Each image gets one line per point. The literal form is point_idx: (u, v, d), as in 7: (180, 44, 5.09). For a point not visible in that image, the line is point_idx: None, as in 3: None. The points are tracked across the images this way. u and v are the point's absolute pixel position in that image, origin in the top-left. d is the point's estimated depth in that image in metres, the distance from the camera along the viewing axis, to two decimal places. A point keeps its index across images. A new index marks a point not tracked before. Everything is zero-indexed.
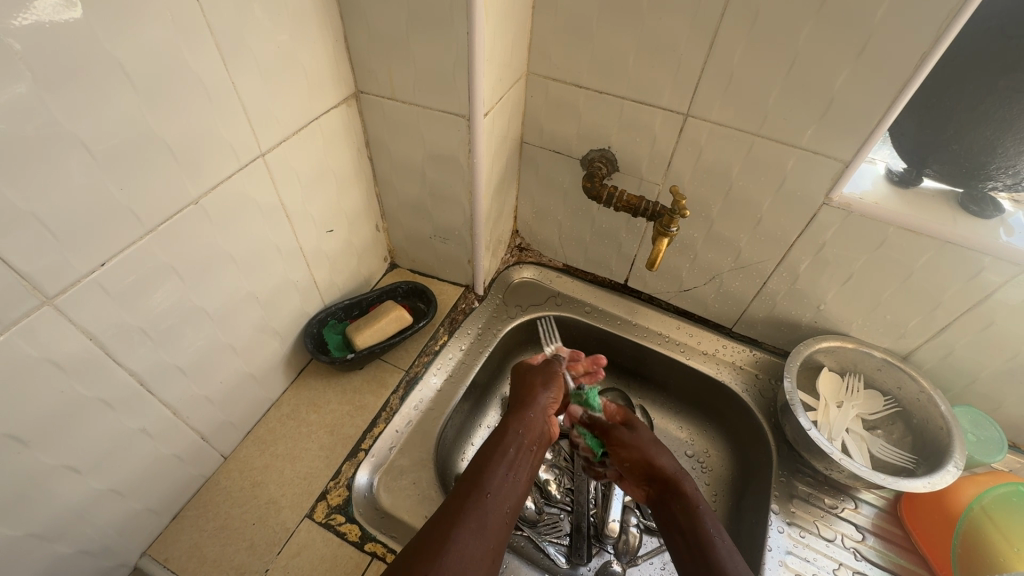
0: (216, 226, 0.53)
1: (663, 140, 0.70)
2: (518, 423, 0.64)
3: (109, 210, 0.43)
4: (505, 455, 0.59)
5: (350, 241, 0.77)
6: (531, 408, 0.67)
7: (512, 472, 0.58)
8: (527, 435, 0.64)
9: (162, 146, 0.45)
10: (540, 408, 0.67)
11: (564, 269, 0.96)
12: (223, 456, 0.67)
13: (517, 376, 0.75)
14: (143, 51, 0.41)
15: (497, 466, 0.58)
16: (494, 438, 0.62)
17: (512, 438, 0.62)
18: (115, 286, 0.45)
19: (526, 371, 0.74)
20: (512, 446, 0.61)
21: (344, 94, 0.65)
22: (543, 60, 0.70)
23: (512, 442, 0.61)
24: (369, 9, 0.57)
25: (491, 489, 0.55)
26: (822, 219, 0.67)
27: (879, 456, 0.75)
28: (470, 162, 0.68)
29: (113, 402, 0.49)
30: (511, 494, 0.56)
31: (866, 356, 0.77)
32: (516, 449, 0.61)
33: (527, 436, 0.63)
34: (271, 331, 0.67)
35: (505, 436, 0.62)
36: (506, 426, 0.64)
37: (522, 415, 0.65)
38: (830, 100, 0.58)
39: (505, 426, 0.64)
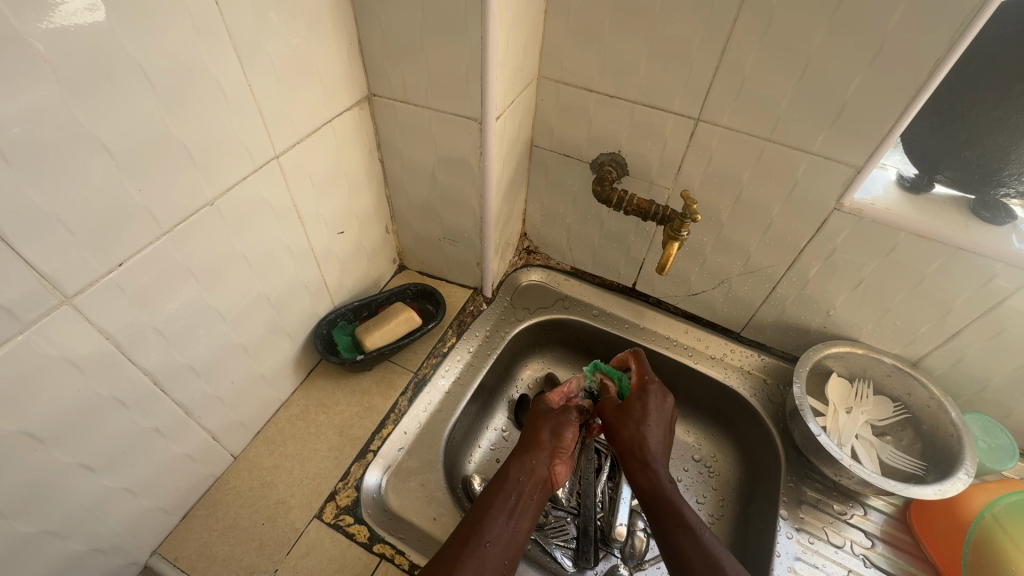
0: (230, 227, 0.53)
1: (673, 145, 0.70)
2: (518, 466, 0.61)
3: (128, 211, 0.43)
4: (499, 504, 0.57)
5: (360, 242, 0.77)
6: (533, 451, 0.64)
7: (516, 524, 0.56)
8: (531, 479, 0.61)
9: (179, 147, 0.45)
10: (546, 447, 0.64)
11: (572, 272, 0.97)
12: (233, 456, 0.67)
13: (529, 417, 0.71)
14: (162, 53, 0.41)
15: (495, 516, 0.56)
16: (496, 482, 0.60)
17: (513, 481, 0.60)
18: (131, 286, 0.45)
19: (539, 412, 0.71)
20: (512, 494, 0.58)
21: (357, 97, 0.65)
22: (554, 64, 0.71)
23: (512, 487, 0.59)
24: (383, 13, 0.58)
25: (489, 537, 0.54)
26: (833, 225, 0.67)
27: (889, 463, 0.75)
28: (481, 165, 0.68)
29: (127, 401, 0.49)
30: (516, 546, 0.55)
31: (876, 362, 0.77)
32: (516, 495, 0.58)
33: (532, 483, 0.61)
34: (282, 332, 0.67)
35: (513, 477, 0.60)
36: (505, 469, 0.61)
37: (523, 458, 0.63)
38: (842, 106, 0.58)
39: (508, 468, 0.61)
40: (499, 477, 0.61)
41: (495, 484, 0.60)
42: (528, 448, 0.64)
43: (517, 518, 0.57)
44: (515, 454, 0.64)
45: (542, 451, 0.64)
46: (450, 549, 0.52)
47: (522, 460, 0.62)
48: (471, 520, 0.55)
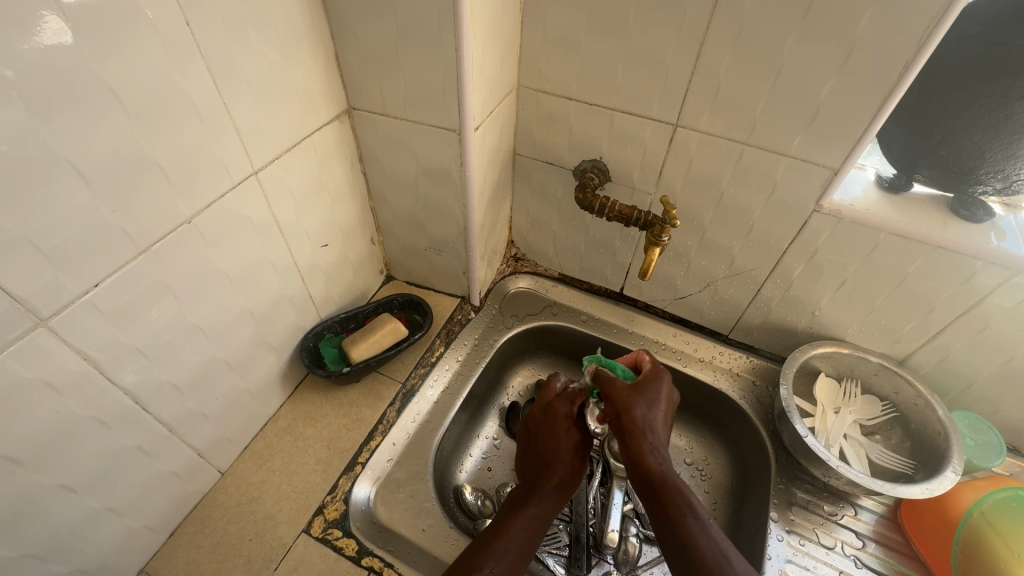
0: (210, 243, 0.53)
1: (654, 150, 0.71)
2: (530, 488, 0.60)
3: (103, 231, 0.43)
4: (521, 523, 0.56)
5: (346, 254, 0.78)
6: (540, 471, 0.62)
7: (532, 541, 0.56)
8: (558, 499, 0.60)
9: (155, 166, 0.45)
10: (569, 459, 0.62)
11: (560, 278, 0.97)
12: (220, 471, 0.67)
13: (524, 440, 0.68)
14: (133, 75, 0.41)
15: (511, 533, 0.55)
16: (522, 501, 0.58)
17: (539, 500, 0.58)
18: (109, 305, 0.46)
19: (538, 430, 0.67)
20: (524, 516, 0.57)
21: (336, 110, 0.66)
22: (532, 73, 0.71)
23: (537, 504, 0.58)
24: (360, 28, 0.58)
25: (510, 554, 0.53)
26: (814, 226, 0.67)
27: (878, 462, 0.74)
28: (462, 175, 0.69)
29: (109, 420, 0.49)
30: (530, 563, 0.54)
31: (863, 361, 0.77)
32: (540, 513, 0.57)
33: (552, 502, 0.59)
34: (267, 346, 0.67)
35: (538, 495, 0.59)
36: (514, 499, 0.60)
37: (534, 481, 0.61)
38: (817, 108, 0.58)
39: (538, 485, 0.60)
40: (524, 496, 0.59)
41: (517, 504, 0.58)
42: (548, 461, 0.62)
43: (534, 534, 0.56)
44: (538, 468, 0.62)
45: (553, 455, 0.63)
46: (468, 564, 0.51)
47: (543, 476, 0.61)
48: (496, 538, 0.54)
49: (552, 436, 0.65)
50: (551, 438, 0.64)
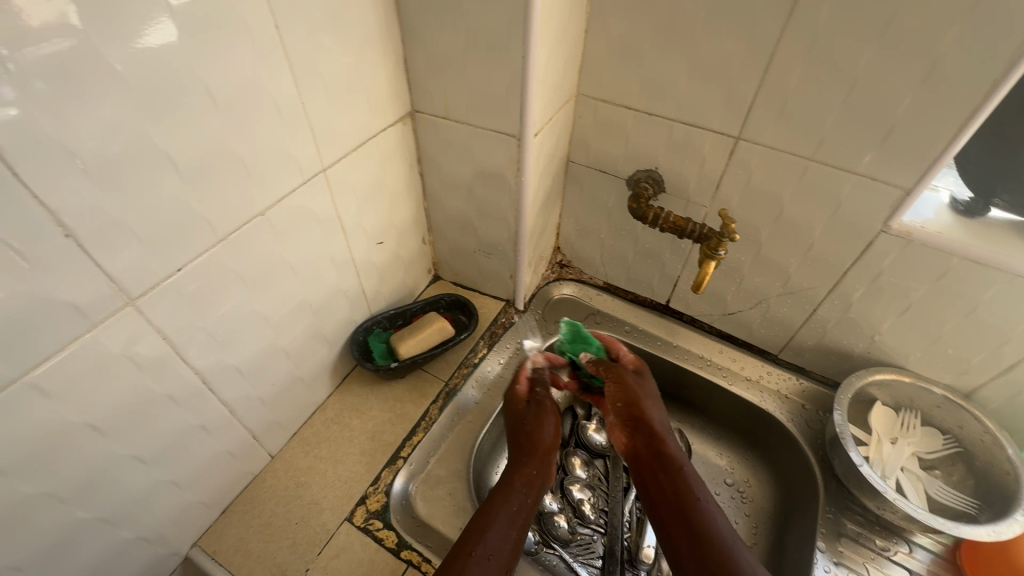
0: (278, 235, 0.56)
1: (712, 162, 0.70)
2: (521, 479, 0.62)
3: (189, 220, 0.46)
4: (502, 515, 0.57)
5: (398, 252, 0.79)
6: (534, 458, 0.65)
7: (511, 531, 0.56)
8: (532, 487, 0.62)
9: (237, 160, 0.48)
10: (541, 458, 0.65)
11: (605, 287, 0.97)
12: (271, 455, 0.70)
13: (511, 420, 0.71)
14: (226, 74, 0.44)
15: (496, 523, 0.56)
16: (497, 495, 0.60)
17: (516, 493, 0.60)
18: (188, 290, 0.48)
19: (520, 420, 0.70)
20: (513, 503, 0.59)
21: (401, 113, 0.68)
22: (593, 82, 0.71)
23: (514, 499, 0.59)
24: (429, 35, 0.60)
25: (494, 547, 0.54)
26: (879, 247, 0.65)
27: (937, 498, 0.70)
28: (518, 180, 0.69)
29: (179, 399, 0.52)
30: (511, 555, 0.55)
31: (924, 392, 0.73)
32: (519, 504, 0.59)
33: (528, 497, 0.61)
34: (320, 337, 0.70)
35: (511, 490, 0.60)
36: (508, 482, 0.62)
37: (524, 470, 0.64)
38: (891, 126, 0.56)
39: (510, 480, 0.62)
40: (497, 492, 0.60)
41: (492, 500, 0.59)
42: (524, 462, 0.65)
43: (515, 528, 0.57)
44: (510, 466, 0.64)
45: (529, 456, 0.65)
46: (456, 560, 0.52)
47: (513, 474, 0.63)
48: (474, 531, 0.55)
49: (527, 429, 0.69)
50: (528, 434, 0.68)
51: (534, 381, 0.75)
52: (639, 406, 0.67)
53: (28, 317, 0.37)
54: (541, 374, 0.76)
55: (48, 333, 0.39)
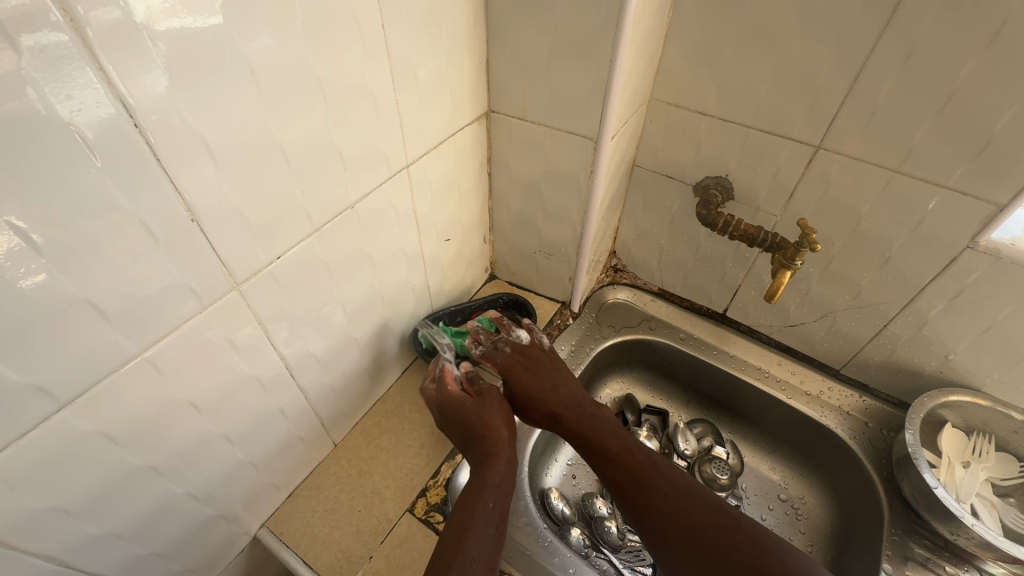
0: (362, 228, 0.57)
1: (788, 171, 0.69)
2: (495, 479, 0.56)
3: (291, 210, 0.47)
4: (482, 516, 0.52)
5: (461, 250, 0.81)
6: (500, 452, 0.59)
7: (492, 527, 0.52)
8: (506, 480, 0.57)
9: (336, 154, 0.49)
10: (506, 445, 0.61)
11: (659, 293, 0.96)
12: (334, 443, 0.71)
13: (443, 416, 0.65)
14: (335, 70, 0.45)
15: (478, 527, 0.51)
16: (469, 494, 0.54)
17: (491, 490, 0.55)
18: (283, 277, 0.50)
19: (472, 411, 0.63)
20: (491, 499, 0.54)
21: (477, 112, 0.69)
22: (668, 87, 0.71)
23: (490, 494, 0.54)
24: (514, 35, 0.61)
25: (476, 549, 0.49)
26: (964, 264, 0.63)
27: (1013, 528, 0.68)
28: (589, 183, 0.70)
29: (265, 382, 0.54)
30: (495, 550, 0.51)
31: (1002, 418, 0.70)
32: (495, 500, 0.54)
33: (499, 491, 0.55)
34: (387, 329, 0.71)
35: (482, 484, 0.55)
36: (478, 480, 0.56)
37: (491, 467, 0.57)
38: (989, 140, 0.54)
39: (482, 479, 0.56)
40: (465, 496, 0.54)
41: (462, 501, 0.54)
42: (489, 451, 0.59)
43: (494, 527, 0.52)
44: (476, 466, 0.58)
45: (495, 443, 0.60)
46: (438, 573, 0.47)
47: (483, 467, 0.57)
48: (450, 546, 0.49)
49: (481, 420, 0.62)
50: (486, 425, 0.61)
51: (471, 381, 0.69)
52: (534, 393, 0.66)
53: (152, 297, 0.39)
54: (471, 372, 0.71)
55: (167, 313, 0.41)
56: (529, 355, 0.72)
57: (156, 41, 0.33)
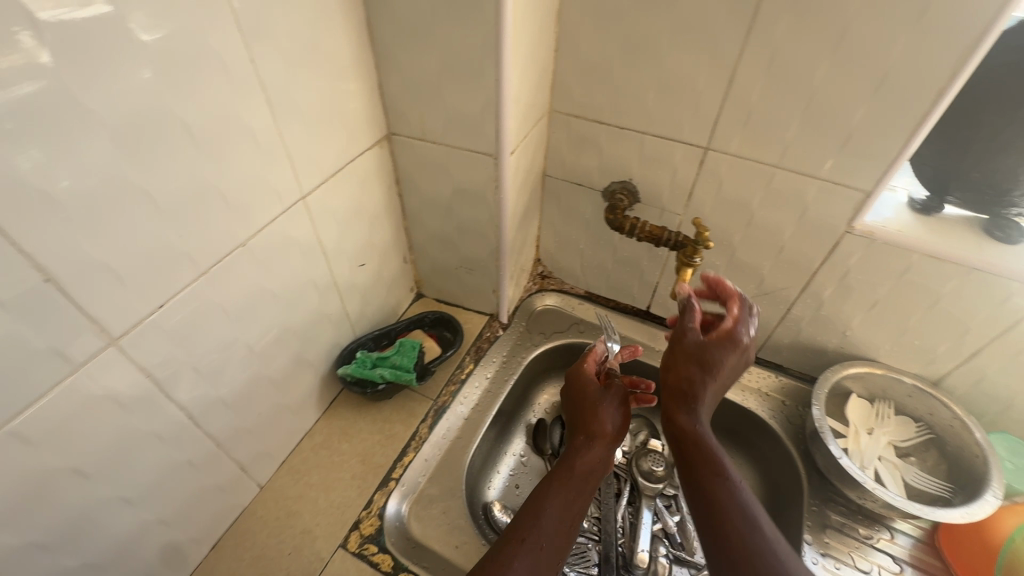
0: (260, 264, 0.56)
1: (684, 172, 0.72)
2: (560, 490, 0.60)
3: (170, 256, 0.45)
4: (532, 533, 0.55)
5: (380, 273, 0.80)
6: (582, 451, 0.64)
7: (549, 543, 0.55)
8: (578, 491, 0.61)
9: (216, 194, 0.48)
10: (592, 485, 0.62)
11: (586, 296, 0.98)
12: (260, 485, 0.69)
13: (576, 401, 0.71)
14: (202, 108, 0.44)
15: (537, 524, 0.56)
16: (528, 509, 0.58)
17: (550, 513, 0.57)
18: (170, 325, 0.48)
19: (600, 398, 0.70)
20: (548, 503, 0.58)
21: (377, 136, 0.68)
22: (565, 98, 0.73)
23: (553, 508, 0.58)
24: (402, 58, 0.61)
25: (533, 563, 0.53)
26: (845, 247, 0.68)
27: (915, 485, 0.73)
28: (496, 197, 0.71)
29: (164, 435, 0.51)
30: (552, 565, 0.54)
31: (896, 382, 0.76)
32: (560, 513, 0.58)
33: (568, 519, 0.58)
34: (306, 362, 0.69)
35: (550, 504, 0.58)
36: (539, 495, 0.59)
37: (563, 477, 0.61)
38: (849, 133, 0.59)
39: (541, 501, 0.59)
40: (527, 510, 0.58)
41: (524, 514, 0.57)
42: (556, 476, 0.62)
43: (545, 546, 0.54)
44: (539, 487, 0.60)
45: (572, 476, 0.62)
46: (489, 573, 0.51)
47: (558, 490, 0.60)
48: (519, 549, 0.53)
49: (593, 415, 0.68)
50: (594, 420, 0.68)
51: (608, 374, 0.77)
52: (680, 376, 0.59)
53: (6, 364, 0.37)
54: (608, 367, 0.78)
55: (28, 379, 0.38)
56: (723, 340, 0.59)
57: (19, 84, 0.32)
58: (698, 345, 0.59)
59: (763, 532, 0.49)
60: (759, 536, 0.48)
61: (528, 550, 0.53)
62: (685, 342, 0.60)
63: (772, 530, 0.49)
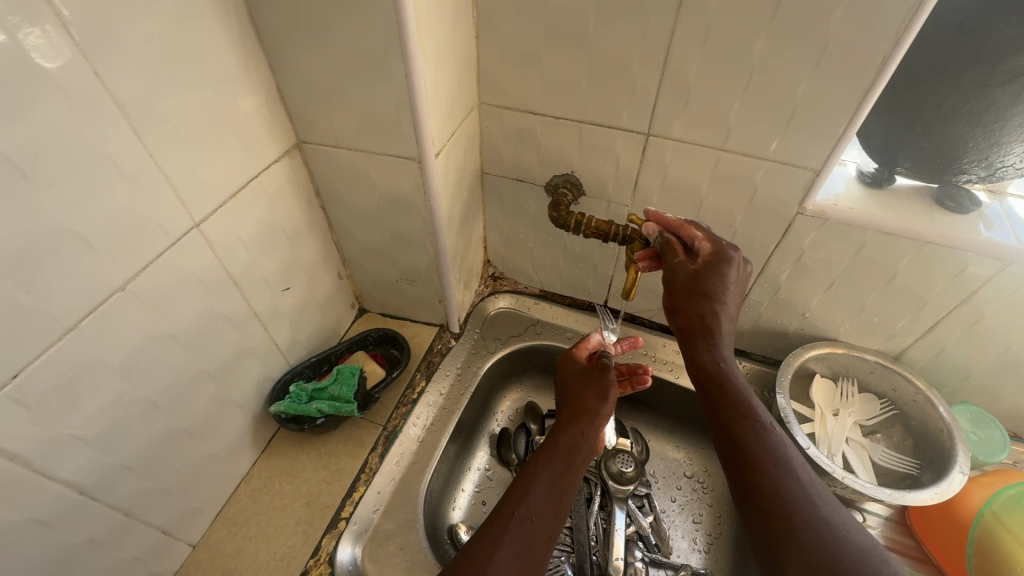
0: (151, 307, 0.49)
1: (627, 161, 0.67)
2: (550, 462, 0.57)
3: (18, 318, 0.38)
4: (521, 515, 0.51)
5: (310, 294, 0.72)
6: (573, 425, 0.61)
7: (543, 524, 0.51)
8: (572, 462, 0.58)
9: (74, 237, 0.41)
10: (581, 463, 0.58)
11: (541, 294, 0.93)
12: (192, 545, 0.62)
13: (564, 388, 0.68)
14: (36, 140, 0.37)
15: (521, 500, 0.52)
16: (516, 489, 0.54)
17: (540, 486, 0.54)
18: (35, 396, 0.41)
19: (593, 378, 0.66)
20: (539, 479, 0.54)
21: (284, 146, 0.61)
22: (493, 89, 0.67)
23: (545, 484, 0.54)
24: (299, 58, 0.54)
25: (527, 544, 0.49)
26: (799, 228, 0.65)
27: (882, 464, 0.72)
28: (427, 204, 0.64)
29: (49, 519, 0.44)
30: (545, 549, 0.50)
31: (858, 360, 0.75)
32: (549, 485, 0.54)
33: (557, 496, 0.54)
34: (231, 404, 0.63)
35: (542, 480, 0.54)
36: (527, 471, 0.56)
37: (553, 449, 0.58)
38: (793, 110, 0.55)
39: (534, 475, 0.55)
40: (517, 485, 0.54)
41: (514, 490, 0.54)
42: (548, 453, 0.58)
43: (536, 526, 0.50)
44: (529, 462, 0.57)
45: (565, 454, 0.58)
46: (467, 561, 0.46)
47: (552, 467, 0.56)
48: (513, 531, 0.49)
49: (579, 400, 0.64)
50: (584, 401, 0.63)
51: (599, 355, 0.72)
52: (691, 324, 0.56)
53: None
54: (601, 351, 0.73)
55: None
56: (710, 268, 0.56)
57: None
58: (688, 276, 0.57)
59: (798, 478, 0.45)
60: (792, 480, 0.44)
61: (524, 531, 0.50)
62: (678, 278, 0.57)
63: (804, 472, 0.45)
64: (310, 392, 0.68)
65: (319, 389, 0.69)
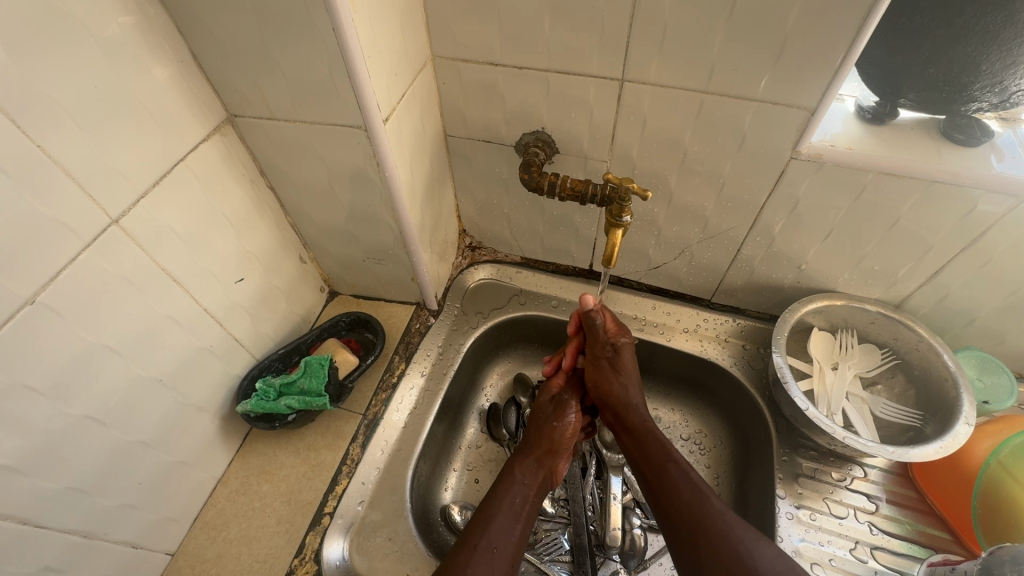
0: (75, 319, 0.44)
1: (601, 112, 0.60)
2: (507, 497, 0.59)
3: None
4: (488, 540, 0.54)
5: (270, 283, 0.67)
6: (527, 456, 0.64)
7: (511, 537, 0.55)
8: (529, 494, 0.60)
9: None
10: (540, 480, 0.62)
11: (523, 262, 0.88)
12: (170, 553, 0.60)
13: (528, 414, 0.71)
14: None
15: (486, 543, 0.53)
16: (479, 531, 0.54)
17: (502, 530, 0.55)
18: None
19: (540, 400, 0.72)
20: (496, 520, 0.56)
21: (212, 122, 0.54)
22: (445, 40, 0.59)
23: (504, 514, 0.56)
24: (209, 18, 0.46)
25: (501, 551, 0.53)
26: (792, 175, 0.59)
27: (884, 417, 0.69)
28: (382, 176, 0.58)
29: None
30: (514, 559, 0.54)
31: (859, 311, 0.71)
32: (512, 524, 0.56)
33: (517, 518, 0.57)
34: (193, 408, 0.59)
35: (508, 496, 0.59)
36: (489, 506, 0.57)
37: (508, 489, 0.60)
38: (783, 41, 0.48)
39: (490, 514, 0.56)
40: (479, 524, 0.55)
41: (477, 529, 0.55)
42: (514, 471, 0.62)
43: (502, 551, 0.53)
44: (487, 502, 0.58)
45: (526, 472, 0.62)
46: None
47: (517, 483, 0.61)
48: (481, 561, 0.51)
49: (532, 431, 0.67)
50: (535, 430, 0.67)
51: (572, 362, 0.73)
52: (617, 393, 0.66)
53: None
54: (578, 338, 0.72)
55: None
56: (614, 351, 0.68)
57: None
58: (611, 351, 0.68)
59: (717, 512, 0.52)
60: (716, 520, 0.52)
61: (489, 561, 0.52)
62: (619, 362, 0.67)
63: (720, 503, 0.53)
64: (278, 386, 0.65)
65: (288, 383, 0.65)
